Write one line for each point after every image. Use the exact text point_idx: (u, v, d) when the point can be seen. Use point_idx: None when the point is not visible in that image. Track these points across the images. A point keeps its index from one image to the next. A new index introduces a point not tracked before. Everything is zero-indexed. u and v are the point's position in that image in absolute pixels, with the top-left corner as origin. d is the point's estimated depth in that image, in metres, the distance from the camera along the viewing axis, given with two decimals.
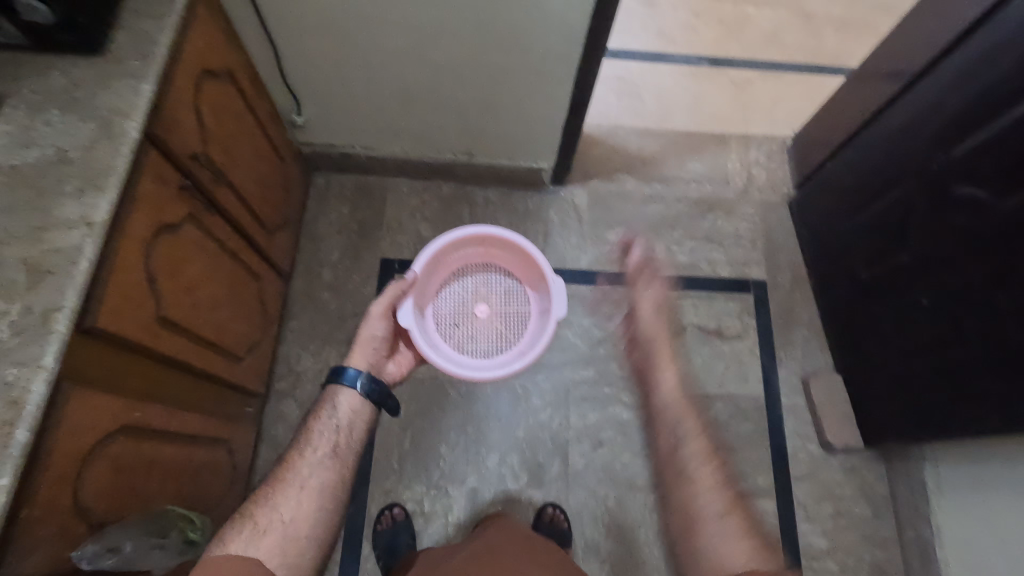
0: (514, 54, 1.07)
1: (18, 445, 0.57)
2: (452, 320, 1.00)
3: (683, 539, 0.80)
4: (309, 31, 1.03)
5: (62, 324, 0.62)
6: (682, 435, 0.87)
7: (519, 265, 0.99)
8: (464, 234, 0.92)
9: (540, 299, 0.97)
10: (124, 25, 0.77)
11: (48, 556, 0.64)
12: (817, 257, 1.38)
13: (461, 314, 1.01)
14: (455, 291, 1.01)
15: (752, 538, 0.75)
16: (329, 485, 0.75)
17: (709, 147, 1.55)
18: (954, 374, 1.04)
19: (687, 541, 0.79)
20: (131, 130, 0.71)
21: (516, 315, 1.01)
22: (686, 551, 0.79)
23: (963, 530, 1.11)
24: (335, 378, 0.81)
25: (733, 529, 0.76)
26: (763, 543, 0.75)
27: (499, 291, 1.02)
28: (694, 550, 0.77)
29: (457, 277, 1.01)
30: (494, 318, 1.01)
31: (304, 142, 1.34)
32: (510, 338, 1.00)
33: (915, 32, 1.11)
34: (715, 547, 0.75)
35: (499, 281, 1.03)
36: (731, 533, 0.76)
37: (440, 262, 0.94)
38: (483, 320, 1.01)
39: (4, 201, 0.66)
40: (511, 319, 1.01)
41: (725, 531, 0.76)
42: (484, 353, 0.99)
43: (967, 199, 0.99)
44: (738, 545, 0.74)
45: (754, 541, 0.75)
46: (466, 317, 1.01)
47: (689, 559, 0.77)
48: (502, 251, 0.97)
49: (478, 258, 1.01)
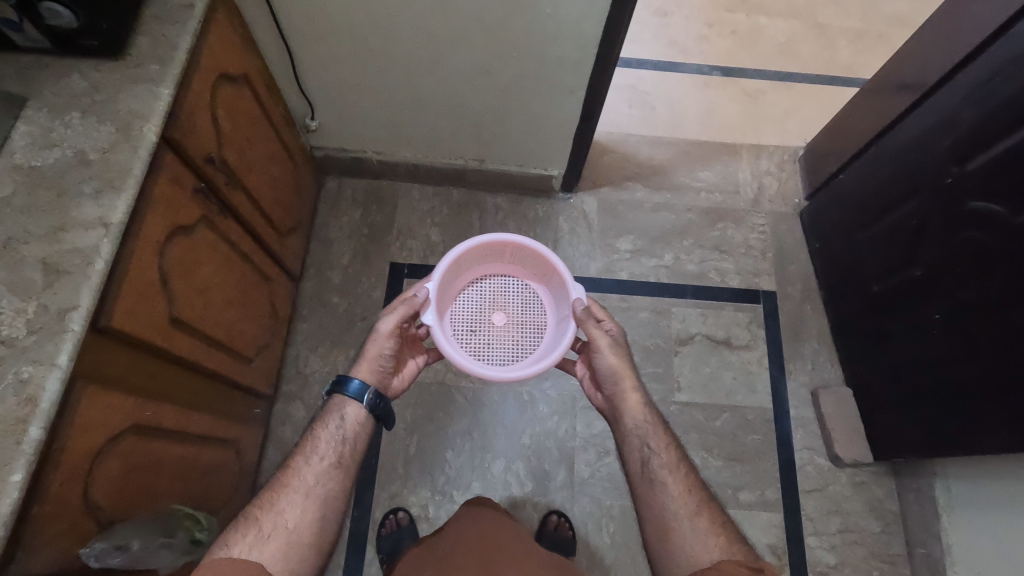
0: (526, 63, 1.08)
1: (32, 442, 0.58)
2: (469, 328, 1.00)
3: (653, 543, 0.74)
4: (325, 38, 1.05)
5: (77, 323, 0.62)
6: (643, 432, 0.81)
7: (537, 274, 1.00)
8: (488, 242, 0.93)
9: (558, 307, 0.97)
10: (144, 30, 0.79)
11: (57, 554, 0.64)
12: (828, 269, 1.37)
13: (478, 321, 1.01)
14: (472, 299, 1.02)
15: (724, 534, 0.71)
16: (333, 494, 0.73)
17: (720, 157, 1.55)
18: (968, 391, 1.02)
19: (659, 545, 0.74)
20: (149, 134, 0.72)
21: (533, 325, 1.01)
22: (659, 556, 0.73)
23: (975, 547, 1.09)
24: (339, 389, 0.80)
25: (707, 528, 0.72)
26: (735, 538, 0.71)
27: (516, 300, 1.03)
28: (668, 555, 0.72)
29: (476, 286, 1.02)
30: (510, 326, 1.01)
31: (318, 146, 1.35)
32: (526, 347, 0.99)
33: (930, 45, 1.10)
34: (690, 550, 0.71)
35: (516, 292, 1.04)
36: (702, 531, 0.72)
37: (461, 268, 0.95)
38: (499, 328, 1.01)
39: (24, 201, 0.67)
40: (528, 329, 1.01)
41: (696, 529, 0.72)
42: (501, 361, 0.98)
43: (981, 214, 0.98)
44: (711, 543, 0.71)
45: (726, 537, 0.71)
46: (483, 324, 1.01)
47: (662, 564, 0.73)
48: (522, 260, 0.98)
49: (497, 268, 1.02)
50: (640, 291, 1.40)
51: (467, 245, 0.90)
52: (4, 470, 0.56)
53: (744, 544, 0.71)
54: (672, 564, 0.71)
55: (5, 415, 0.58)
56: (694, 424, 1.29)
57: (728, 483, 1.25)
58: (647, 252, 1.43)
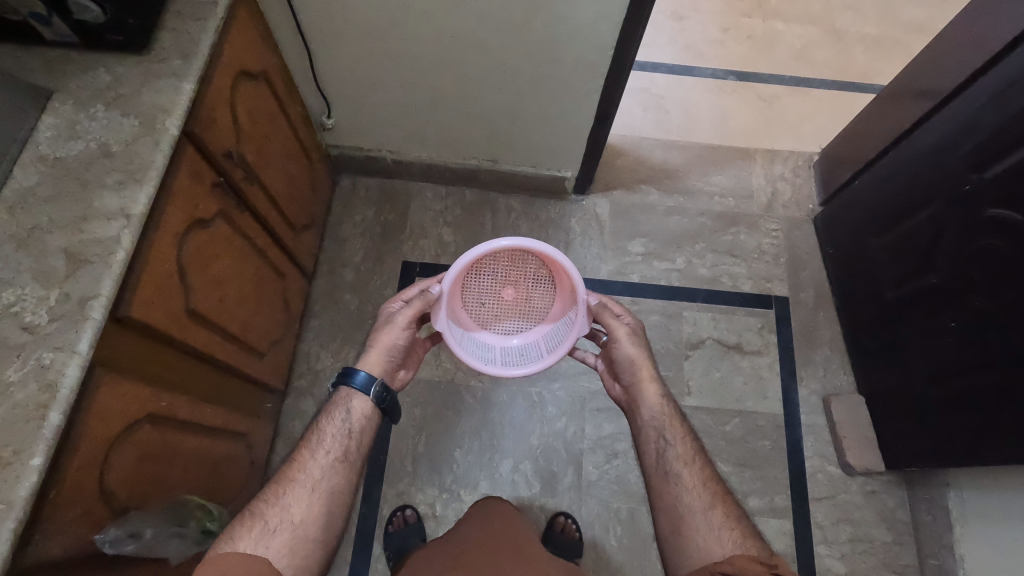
0: (542, 64, 1.09)
1: (52, 427, 0.59)
2: (480, 300, 0.93)
3: (666, 535, 0.74)
4: (344, 37, 1.06)
5: (97, 311, 0.63)
6: (659, 424, 0.81)
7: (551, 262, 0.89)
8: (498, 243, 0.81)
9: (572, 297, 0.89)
10: (168, 26, 0.80)
11: (73, 538, 0.65)
12: (842, 275, 1.36)
13: (489, 296, 0.93)
14: (484, 272, 0.91)
15: (738, 528, 0.71)
16: (338, 488, 0.74)
17: (734, 161, 1.54)
18: (983, 399, 1.01)
19: (672, 537, 0.73)
20: (171, 127, 0.74)
21: (544, 303, 0.94)
22: (671, 548, 0.73)
23: (988, 559, 1.07)
24: (346, 381, 0.80)
25: (722, 522, 0.72)
26: (749, 533, 0.71)
27: (530, 278, 0.93)
28: (680, 547, 0.72)
29: (490, 259, 0.90)
30: (522, 304, 0.94)
31: (333, 144, 1.37)
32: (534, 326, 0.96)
33: (950, 51, 1.09)
34: (703, 543, 0.71)
35: (532, 266, 0.92)
36: (716, 525, 0.71)
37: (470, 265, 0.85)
38: (510, 308, 0.94)
39: (48, 191, 0.68)
40: (538, 308, 0.94)
41: (709, 522, 0.72)
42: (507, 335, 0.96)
43: (1000, 222, 0.96)
44: (725, 537, 0.70)
45: (740, 531, 0.71)
46: (494, 300, 0.93)
47: (674, 555, 0.73)
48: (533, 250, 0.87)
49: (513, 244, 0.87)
50: (651, 295, 1.39)
51: (477, 250, 0.79)
52: (24, 453, 0.57)
53: (759, 539, 0.70)
54: (684, 556, 0.71)
55: (26, 400, 0.59)
56: (704, 428, 1.28)
57: (737, 489, 1.24)
58: (658, 255, 1.43)
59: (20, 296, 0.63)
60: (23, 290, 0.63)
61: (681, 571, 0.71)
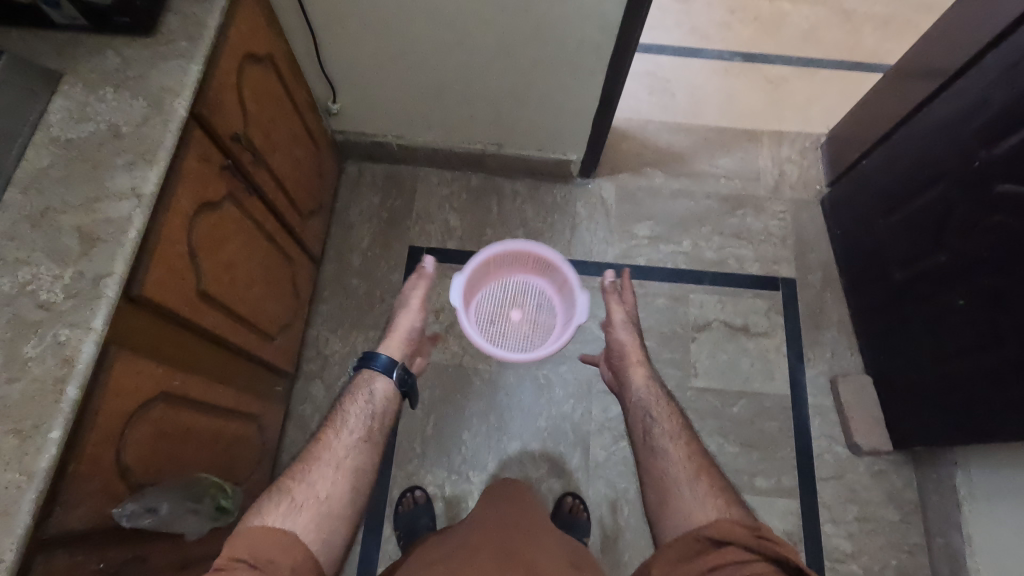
0: (546, 45, 1.08)
1: (69, 401, 0.60)
2: (488, 317, 1.05)
3: (653, 508, 0.74)
4: (346, 20, 1.06)
5: (111, 289, 0.65)
6: (647, 404, 0.84)
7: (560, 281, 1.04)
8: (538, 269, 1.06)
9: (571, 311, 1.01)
10: (173, 8, 0.80)
11: (91, 512, 0.66)
12: (849, 256, 1.35)
13: (498, 312, 1.06)
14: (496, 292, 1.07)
15: (723, 497, 0.70)
16: (362, 466, 0.74)
17: (740, 144, 1.53)
18: (992, 377, 1.01)
19: (658, 509, 0.73)
20: (179, 108, 0.74)
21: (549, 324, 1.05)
22: (657, 520, 0.73)
23: (995, 535, 1.07)
24: (368, 364, 0.84)
25: (705, 491, 0.71)
26: (734, 501, 0.70)
27: (535, 300, 1.07)
28: (665, 517, 0.72)
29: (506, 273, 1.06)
30: (526, 323, 1.06)
31: (339, 130, 1.37)
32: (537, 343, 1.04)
33: (959, 28, 1.08)
34: (687, 509, 0.70)
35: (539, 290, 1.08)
36: (701, 493, 0.71)
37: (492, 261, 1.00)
38: (516, 323, 1.06)
39: (60, 172, 0.69)
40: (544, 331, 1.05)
41: (694, 491, 0.71)
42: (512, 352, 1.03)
43: (1010, 197, 0.96)
44: (708, 503, 0.69)
45: (724, 498, 0.70)
46: (501, 317, 1.06)
47: (660, 526, 0.72)
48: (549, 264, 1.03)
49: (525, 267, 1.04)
50: (658, 278, 1.39)
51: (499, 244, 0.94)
52: (44, 427, 0.58)
53: (742, 506, 0.69)
54: (670, 524, 0.70)
55: (44, 374, 0.60)
56: (710, 410, 1.29)
57: (744, 470, 1.24)
58: (665, 238, 1.43)
59: (35, 275, 0.64)
60: (37, 269, 0.64)
61: (665, 538, 0.70)
